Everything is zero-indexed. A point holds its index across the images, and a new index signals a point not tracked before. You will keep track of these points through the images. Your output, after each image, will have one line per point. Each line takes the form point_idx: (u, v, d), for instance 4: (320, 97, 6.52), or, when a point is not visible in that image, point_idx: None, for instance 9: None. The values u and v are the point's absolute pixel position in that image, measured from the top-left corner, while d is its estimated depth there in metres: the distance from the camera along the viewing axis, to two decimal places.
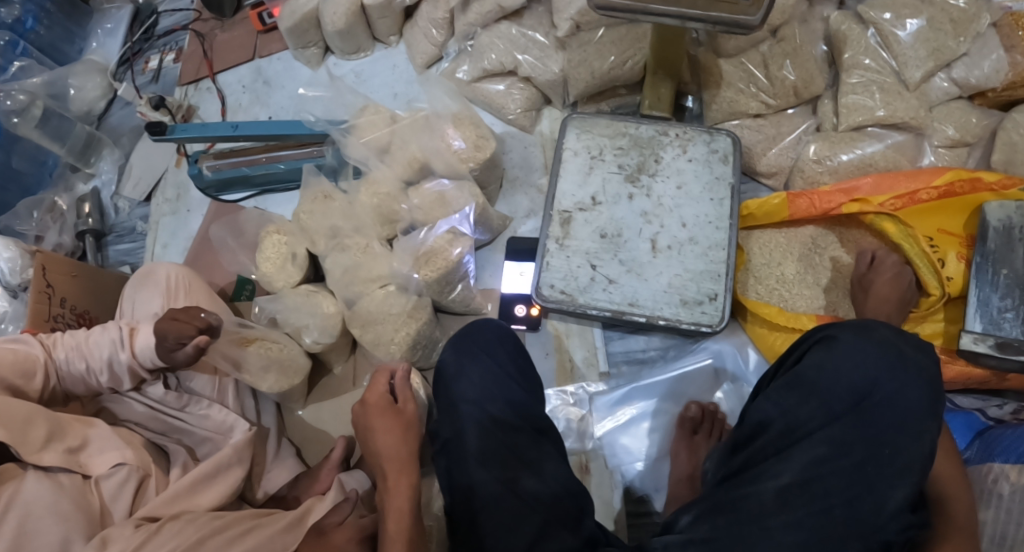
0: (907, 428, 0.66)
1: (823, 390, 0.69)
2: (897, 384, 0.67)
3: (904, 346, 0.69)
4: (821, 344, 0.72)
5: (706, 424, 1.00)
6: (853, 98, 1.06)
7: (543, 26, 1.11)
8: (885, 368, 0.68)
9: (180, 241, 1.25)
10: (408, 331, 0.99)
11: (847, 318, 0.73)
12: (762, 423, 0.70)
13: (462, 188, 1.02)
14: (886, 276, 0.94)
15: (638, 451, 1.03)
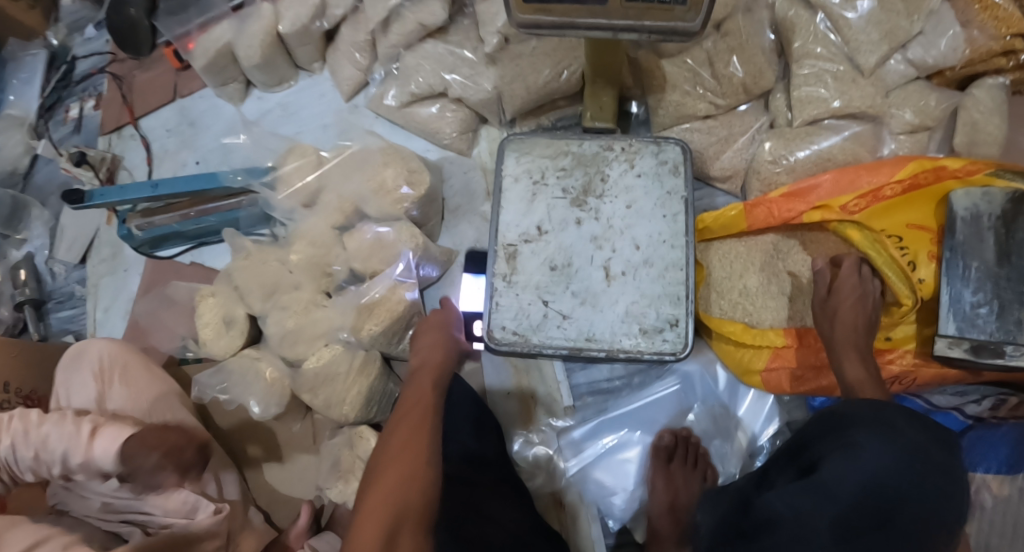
0: (934, 526, 0.64)
1: (848, 501, 0.64)
2: (926, 483, 0.64)
3: (924, 440, 0.68)
4: (845, 448, 0.68)
5: (681, 451, 0.97)
6: (805, 90, 1.00)
7: (472, 41, 1.03)
8: (910, 466, 0.65)
9: (121, 304, 1.18)
10: (360, 389, 0.95)
11: (863, 410, 0.71)
12: (772, 521, 0.66)
13: (400, 231, 0.97)
14: (848, 302, 0.87)
15: (613, 484, 0.98)
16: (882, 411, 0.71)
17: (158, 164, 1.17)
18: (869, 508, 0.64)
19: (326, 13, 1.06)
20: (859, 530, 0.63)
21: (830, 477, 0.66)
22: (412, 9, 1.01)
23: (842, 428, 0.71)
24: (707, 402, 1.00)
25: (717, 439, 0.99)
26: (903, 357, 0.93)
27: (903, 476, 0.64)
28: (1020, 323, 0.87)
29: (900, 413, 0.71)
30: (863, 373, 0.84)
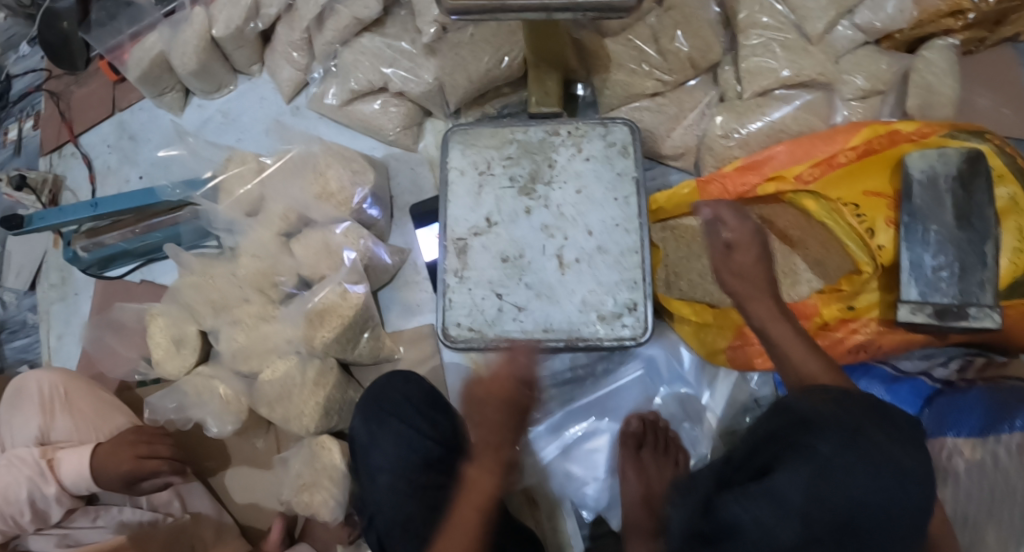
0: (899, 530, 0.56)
1: (806, 511, 0.56)
2: (888, 490, 0.56)
3: (886, 440, 0.58)
4: (799, 449, 0.58)
5: (650, 437, 0.93)
6: (755, 61, 0.97)
7: (410, 32, 0.99)
8: (875, 472, 0.56)
9: (73, 328, 1.13)
10: (318, 401, 0.91)
11: (819, 408, 0.61)
12: (734, 527, 0.59)
13: (349, 232, 0.94)
14: (750, 256, 0.79)
15: (585, 475, 0.96)
16: (841, 404, 0.62)
17: (101, 182, 1.13)
18: (827, 518, 0.55)
19: (258, 14, 1.01)
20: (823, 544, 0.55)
21: (784, 488, 0.57)
22: (346, 3, 0.97)
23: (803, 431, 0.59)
24: (675, 384, 0.98)
25: (687, 422, 0.96)
26: (868, 325, 0.90)
27: (868, 485, 0.55)
28: (983, 285, 0.84)
29: (858, 405, 0.62)
30: (790, 334, 0.76)
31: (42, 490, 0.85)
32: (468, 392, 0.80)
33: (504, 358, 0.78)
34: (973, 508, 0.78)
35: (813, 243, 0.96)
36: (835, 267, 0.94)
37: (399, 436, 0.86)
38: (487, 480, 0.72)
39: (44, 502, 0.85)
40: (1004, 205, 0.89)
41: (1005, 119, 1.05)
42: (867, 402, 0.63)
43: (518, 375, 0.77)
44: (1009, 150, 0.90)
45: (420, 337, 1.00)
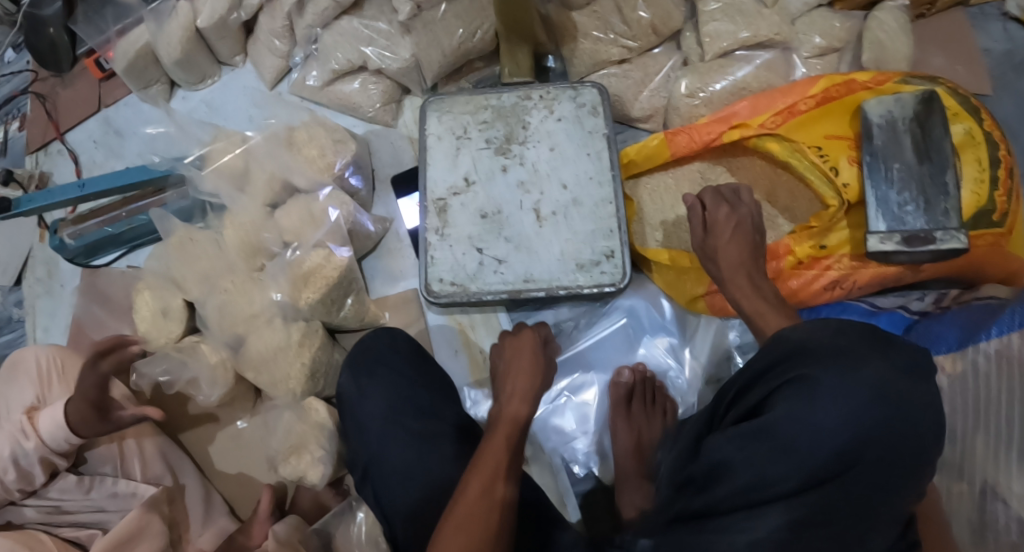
0: (903, 463, 0.53)
1: (801, 449, 0.53)
2: (893, 423, 0.52)
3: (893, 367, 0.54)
4: (793, 385, 0.55)
5: (640, 388, 0.94)
6: (713, 25, 1.02)
7: (386, 13, 1.04)
8: (879, 406, 0.52)
9: (59, 318, 1.14)
10: (304, 361, 0.92)
11: (822, 339, 0.57)
12: (723, 467, 0.56)
13: (332, 197, 0.96)
14: (724, 239, 0.82)
15: (574, 430, 0.97)
16: (845, 335, 0.57)
17: (87, 174, 1.19)
18: (829, 453, 0.52)
19: (242, 4, 1.08)
20: (820, 479, 0.53)
21: (780, 424, 0.54)
22: None
23: (799, 362, 0.57)
24: (659, 337, 0.99)
25: (673, 371, 0.98)
26: (840, 262, 0.93)
27: (870, 418, 0.52)
28: (948, 213, 0.87)
29: (861, 332, 0.57)
30: (760, 302, 0.77)
31: (20, 445, 0.84)
32: (500, 347, 0.82)
33: (512, 337, 0.81)
34: (959, 419, 0.79)
35: (781, 190, 0.99)
36: (803, 211, 0.98)
37: (388, 386, 0.89)
38: (484, 483, 0.64)
39: (28, 461, 0.85)
40: (962, 140, 0.92)
41: (959, 75, 1.08)
42: (872, 327, 0.58)
43: (522, 365, 0.76)
44: (961, 92, 0.95)
45: (405, 303, 1.02)
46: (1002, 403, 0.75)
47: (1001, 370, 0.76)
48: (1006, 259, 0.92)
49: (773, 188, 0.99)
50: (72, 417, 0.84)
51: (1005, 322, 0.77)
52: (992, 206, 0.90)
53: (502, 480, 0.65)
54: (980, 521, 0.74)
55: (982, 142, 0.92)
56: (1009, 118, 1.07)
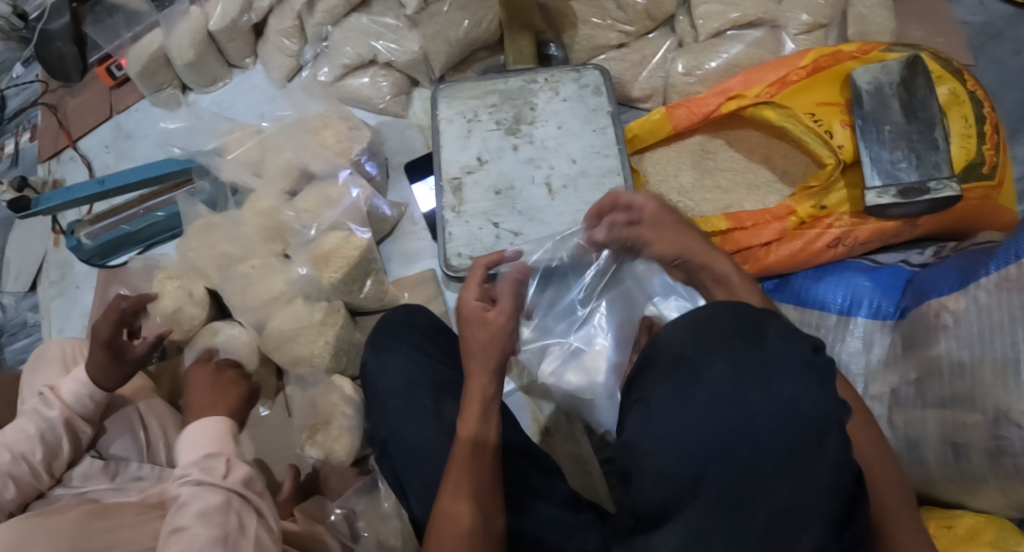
0: (808, 463, 0.43)
1: (671, 462, 0.43)
2: (808, 416, 0.43)
3: (785, 344, 0.45)
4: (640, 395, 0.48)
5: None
6: (704, 7, 1.08)
7: (393, 8, 1.10)
8: (741, 386, 0.43)
9: (76, 319, 1.16)
10: (327, 339, 0.94)
11: (672, 339, 0.48)
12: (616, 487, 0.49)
13: (354, 179, 1.00)
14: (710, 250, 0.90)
15: None
16: (703, 332, 0.48)
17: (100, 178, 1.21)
18: (706, 460, 0.42)
19: (252, 7, 1.14)
20: (710, 491, 0.42)
21: (658, 439, 0.44)
22: None
23: (693, 368, 0.46)
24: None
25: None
26: (841, 220, 0.97)
27: (761, 414, 0.42)
28: (939, 165, 0.92)
29: (731, 321, 0.48)
30: None
31: (44, 415, 0.86)
32: None
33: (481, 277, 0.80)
34: (967, 352, 0.81)
35: (779, 158, 1.04)
36: (800, 174, 1.02)
37: (409, 360, 0.92)
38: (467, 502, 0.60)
39: (53, 433, 0.85)
40: (947, 100, 0.98)
41: (940, 46, 1.14)
42: (733, 308, 0.49)
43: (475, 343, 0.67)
44: (943, 56, 1.00)
45: (420, 283, 1.04)
46: (1003, 330, 0.78)
47: (1001, 299, 0.80)
48: (998, 210, 0.98)
49: (772, 155, 1.04)
50: (94, 372, 0.88)
51: (999, 257, 0.82)
52: (982, 159, 0.95)
53: (475, 499, 0.61)
54: (995, 448, 0.76)
55: (966, 100, 0.97)
56: (990, 84, 1.13)
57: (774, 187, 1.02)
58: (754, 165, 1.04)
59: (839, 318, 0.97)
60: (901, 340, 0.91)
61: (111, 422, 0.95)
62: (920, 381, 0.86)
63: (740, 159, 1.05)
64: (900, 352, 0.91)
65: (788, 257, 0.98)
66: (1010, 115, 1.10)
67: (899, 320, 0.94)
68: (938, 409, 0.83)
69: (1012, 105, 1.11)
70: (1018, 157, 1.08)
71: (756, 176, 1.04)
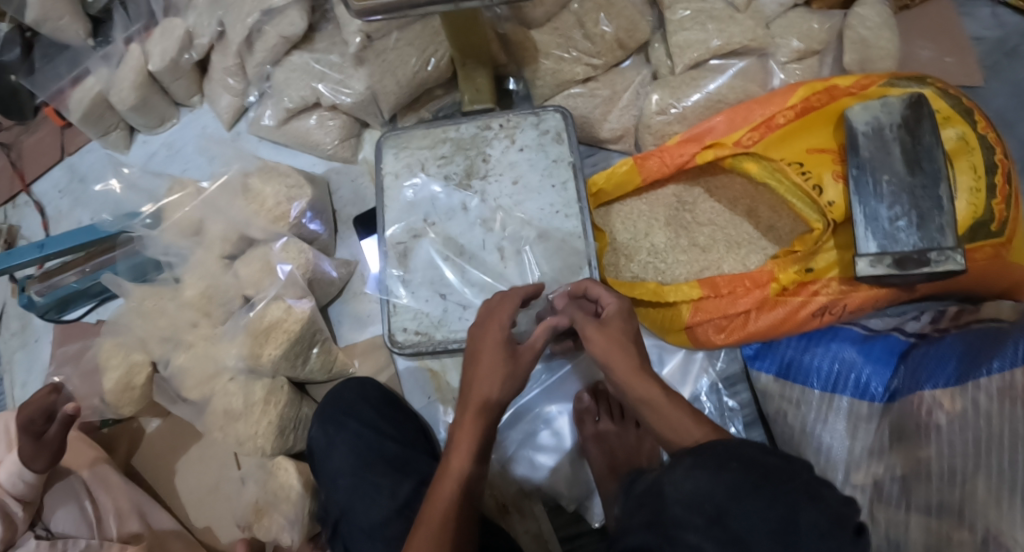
0: None
1: None
2: None
3: (814, 530, 0.45)
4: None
5: (604, 408, 0.92)
6: (683, 35, 0.96)
7: (337, 45, 1.00)
8: None
9: (37, 375, 1.12)
10: (271, 420, 0.89)
11: (702, 517, 0.47)
12: None
13: (287, 248, 0.92)
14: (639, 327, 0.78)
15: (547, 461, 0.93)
16: (727, 522, 0.46)
17: (54, 226, 1.14)
18: None
19: (192, 44, 1.05)
20: None
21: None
22: (271, 22, 0.98)
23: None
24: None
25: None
26: (829, 286, 0.87)
27: None
28: (942, 229, 0.80)
29: (758, 502, 0.47)
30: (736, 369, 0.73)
31: None
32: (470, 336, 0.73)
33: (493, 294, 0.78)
34: (960, 460, 0.72)
35: (764, 210, 0.93)
36: (786, 231, 0.92)
37: (356, 437, 0.84)
38: (461, 464, 0.67)
39: None
40: (955, 147, 0.85)
41: (949, 68, 1.02)
42: (747, 479, 0.48)
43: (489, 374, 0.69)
44: (952, 91, 0.87)
45: (373, 348, 0.99)
46: (1002, 444, 0.68)
47: (1002, 408, 0.70)
48: (1009, 269, 0.86)
49: (754, 207, 0.94)
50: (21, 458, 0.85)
51: (1007, 355, 0.72)
52: (991, 216, 0.83)
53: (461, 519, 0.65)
54: None
55: (977, 147, 0.84)
56: (1003, 111, 1.00)
57: (756, 245, 0.93)
58: (734, 219, 0.94)
59: (823, 395, 0.87)
60: (890, 431, 0.82)
61: (53, 494, 0.92)
62: (906, 479, 0.77)
63: (719, 213, 0.94)
64: (887, 444, 0.82)
65: (767, 328, 0.89)
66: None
67: (888, 404, 0.84)
68: (924, 516, 0.74)
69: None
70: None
71: (737, 233, 0.93)
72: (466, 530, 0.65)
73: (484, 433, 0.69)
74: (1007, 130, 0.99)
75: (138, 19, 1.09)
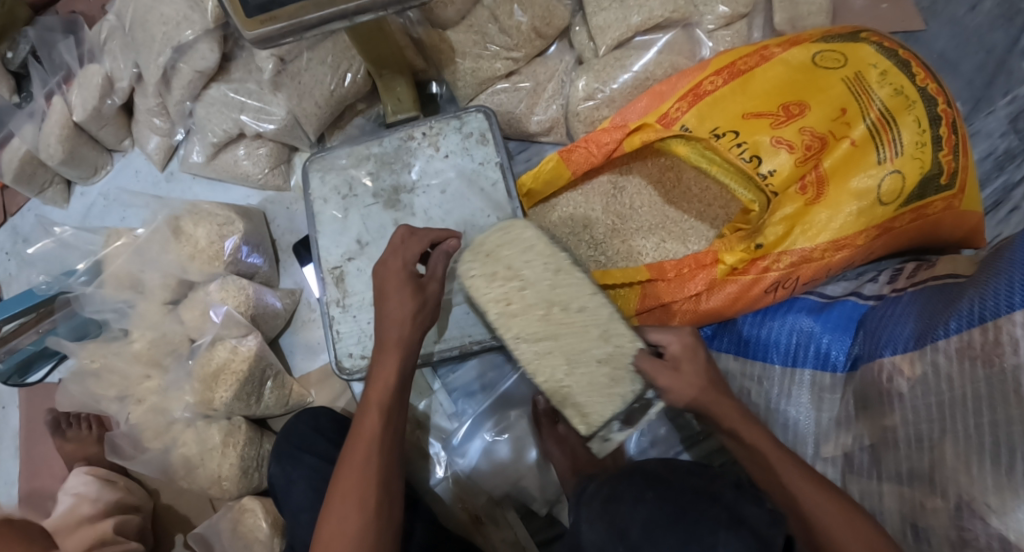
0: None
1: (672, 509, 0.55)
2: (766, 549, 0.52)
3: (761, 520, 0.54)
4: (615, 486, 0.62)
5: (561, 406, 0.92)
6: (603, 15, 0.92)
7: (253, 72, 0.97)
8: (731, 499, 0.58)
9: (6, 444, 1.08)
10: (233, 462, 0.89)
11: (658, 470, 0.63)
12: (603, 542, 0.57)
13: (226, 286, 0.91)
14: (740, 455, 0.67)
15: (512, 469, 0.92)
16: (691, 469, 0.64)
17: (6, 290, 1.12)
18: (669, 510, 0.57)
19: (113, 89, 1.03)
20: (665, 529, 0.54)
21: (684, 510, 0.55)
22: (184, 58, 0.95)
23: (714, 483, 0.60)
24: None
25: None
26: (780, 261, 0.85)
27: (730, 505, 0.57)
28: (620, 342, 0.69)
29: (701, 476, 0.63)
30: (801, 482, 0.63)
31: None
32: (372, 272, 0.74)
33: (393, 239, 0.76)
34: (925, 427, 0.71)
35: (511, 288, 0.71)
36: (541, 270, 0.72)
37: (312, 472, 0.84)
38: (385, 388, 0.70)
39: None
40: (897, 102, 0.82)
41: (884, 14, 0.99)
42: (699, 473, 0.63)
43: (391, 313, 0.72)
44: (888, 44, 0.86)
45: (327, 377, 0.99)
46: (967, 408, 0.67)
47: (963, 369, 0.69)
48: (962, 218, 0.87)
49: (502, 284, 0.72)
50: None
51: (963, 315, 0.70)
52: (939, 170, 0.83)
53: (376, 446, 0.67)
54: (959, 540, 0.66)
55: (918, 100, 0.82)
56: (945, 52, 0.98)
57: (594, 305, 0.71)
58: (538, 352, 0.70)
59: (784, 369, 0.87)
60: (854, 399, 0.82)
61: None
62: (875, 449, 0.77)
63: (530, 363, 0.70)
64: (853, 413, 0.82)
65: (721, 307, 0.88)
66: (969, 84, 0.96)
67: (850, 372, 0.84)
68: (896, 485, 0.74)
69: (971, 72, 0.96)
70: (981, 133, 0.94)
71: (579, 340, 0.70)
72: (391, 453, 0.68)
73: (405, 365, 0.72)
74: (948, 72, 0.97)
75: (56, 71, 1.07)
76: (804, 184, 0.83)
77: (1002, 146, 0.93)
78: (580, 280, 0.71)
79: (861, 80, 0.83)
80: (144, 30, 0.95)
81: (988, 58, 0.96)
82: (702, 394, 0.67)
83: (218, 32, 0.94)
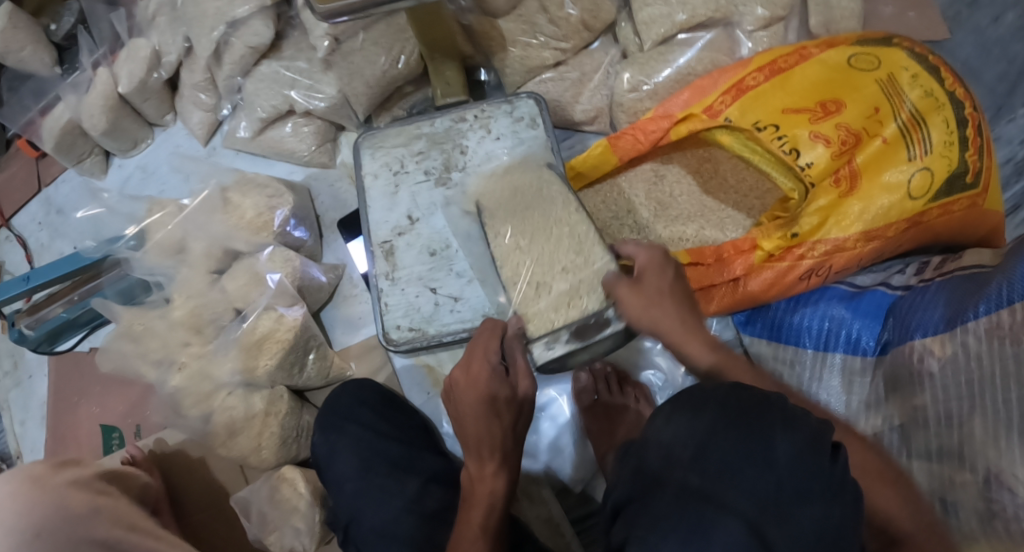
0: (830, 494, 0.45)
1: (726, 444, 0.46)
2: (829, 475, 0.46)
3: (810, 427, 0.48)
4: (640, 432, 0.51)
5: (602, 386, 0.94)
6: (648, 11, 0.96)
7: (304, 51, 0.99)
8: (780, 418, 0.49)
9: (34, 411, 1.08)
10: (272, 431, 0.89)
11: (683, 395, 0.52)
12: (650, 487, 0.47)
13: (276, 257, 0.93)
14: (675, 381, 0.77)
15: (548, 446, 0.95)
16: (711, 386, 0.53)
17: (38, 259, 1.12)
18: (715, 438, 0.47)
19: (160, 63, 1.04)
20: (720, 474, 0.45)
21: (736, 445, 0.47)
22: (236, 34, 0.96)
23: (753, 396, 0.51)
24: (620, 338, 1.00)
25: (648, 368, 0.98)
26: (815, 250, 0.88)
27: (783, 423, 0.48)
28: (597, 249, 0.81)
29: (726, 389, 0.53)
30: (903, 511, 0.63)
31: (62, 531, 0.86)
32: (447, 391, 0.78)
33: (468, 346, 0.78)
34: (954, 405, 0.75)
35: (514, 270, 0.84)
36: (536, 183, 0.87)
37: (359, 440, 0.86)
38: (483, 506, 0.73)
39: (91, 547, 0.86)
40: (926, 104, 0.87)
41: (912, 22, 1.05)
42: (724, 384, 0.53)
43: (474, 433, 0.74)
44: (919, 49, 0.91)
45: (368, 350, 1.00)
46: (995, 385, 0.71)
47: (992, 348, 0.73)
48: (985, 216, 0.92)
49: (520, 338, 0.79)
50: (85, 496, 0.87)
51: (992, 299, 0.75)
52: (964, 168, 0.87)
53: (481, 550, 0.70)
54: (989, 511, 0.69)
55: (946, 103, 0.87)
56: (968, 61, 1.04)
57: (574, 218, 0.83)
58: (514, 250, 0.85)
59: (815, 353, 0.91)
60: (884, 382, 0.86)
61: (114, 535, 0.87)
62: (905, 428, 0.81)
63: (506, 257, 0.85)
64: (883, 395, 0.86)
65: (757, 292, 0.92)
66: (991, 92, 1.02)
67: (880, 356, 0.88)
68: (926, 462, 0.77)
69: (993, 80, 1.02)
70: (1003, 139, 1.00)
71: (552, 245, 0.83)
72: None
73: (499, 482, 0.75)
74: (973, 80, 1.03)
75: (102, 42, 1.08)
76: (837, 177, 0.87)
77: (1021, 153, 0.99)
78: (567, 198, 0.85)
79: (894, 82, 0.88)
80: (195, 4, 0.96)
81: (1009, 67, 1.02)
82: (657, 310, 0.75)
83: (272, 9, 0.96)
